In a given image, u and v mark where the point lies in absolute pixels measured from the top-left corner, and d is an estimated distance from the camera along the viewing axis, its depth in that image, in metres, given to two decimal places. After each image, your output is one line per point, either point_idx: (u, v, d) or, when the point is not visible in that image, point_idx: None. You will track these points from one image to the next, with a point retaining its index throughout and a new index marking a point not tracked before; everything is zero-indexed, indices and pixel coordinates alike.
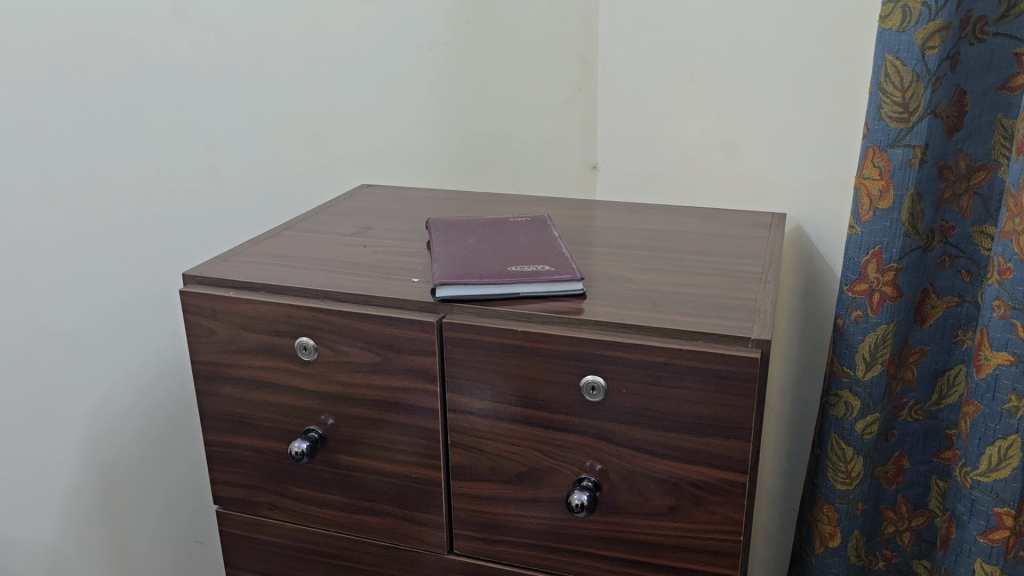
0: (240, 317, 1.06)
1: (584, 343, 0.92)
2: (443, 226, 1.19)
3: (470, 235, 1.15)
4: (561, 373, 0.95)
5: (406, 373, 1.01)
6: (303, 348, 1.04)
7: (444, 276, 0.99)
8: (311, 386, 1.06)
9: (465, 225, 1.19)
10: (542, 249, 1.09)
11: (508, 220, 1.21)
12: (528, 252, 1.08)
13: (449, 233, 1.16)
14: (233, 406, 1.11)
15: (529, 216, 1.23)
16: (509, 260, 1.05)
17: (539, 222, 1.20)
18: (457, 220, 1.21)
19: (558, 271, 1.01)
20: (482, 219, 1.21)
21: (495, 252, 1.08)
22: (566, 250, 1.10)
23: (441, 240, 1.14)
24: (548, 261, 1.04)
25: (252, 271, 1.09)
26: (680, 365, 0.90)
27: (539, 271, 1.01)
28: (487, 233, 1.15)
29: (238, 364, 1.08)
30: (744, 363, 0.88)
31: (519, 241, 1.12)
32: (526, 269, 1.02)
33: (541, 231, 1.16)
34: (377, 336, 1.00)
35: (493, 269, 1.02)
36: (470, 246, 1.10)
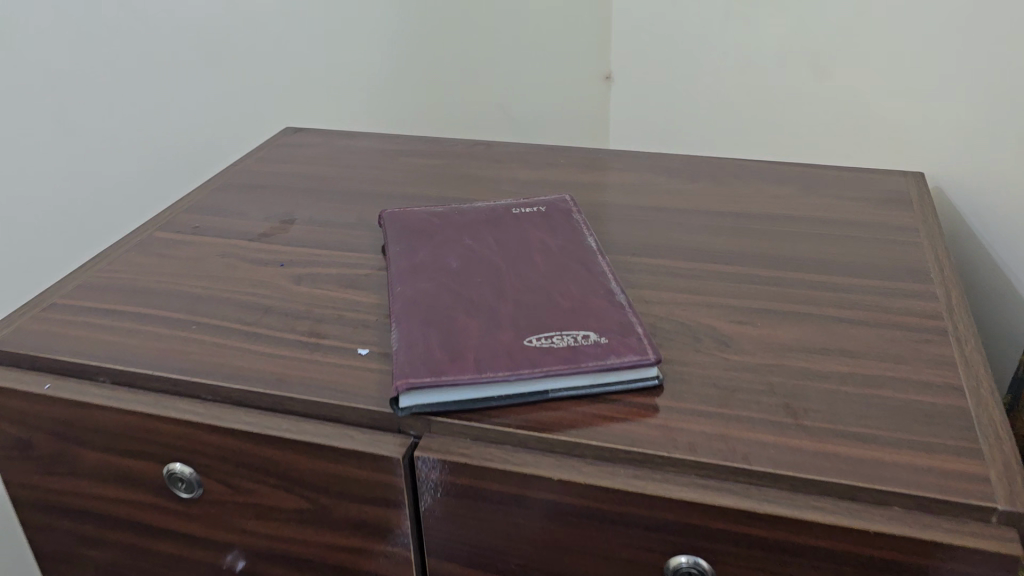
0: (67, 426, 0.62)
1: (674, 508, 0.51)
2: (405, 226, 0.74)
3: (451, 249, 0.70)
4: (628, 548, 0.54)
5: (354, 527, 0.59)
6: (177, 478, 0.61)
7: (414, 370, 0.55)
8: (200, 531, 0.64)
9: (441, 225, 0.74)
10: (578, 282, 0.65)
11: (509, 211, 0.76)
12: (555, 295, 0.63)
13: (416, 244, 0.71)
14: (82, 547, 0.69)
15: (545, 199, 0.78)
16: (526, 318, 0.61)
17: (556, 211, 0.75)
18: (428, 214, 0.76)
19: (614, 347, 0.57)
20: (468, 209, 0.76)
21: (498, 296, 0.63)
22: (618, 279, 0.66)
23: (404, 260, 0.68)
24: (593, 319, 0.60)
25: (83, 338, 0.65)
26: (854, 554, 0.49)
27: (582, 349, 0.57)
28: (480, 244, 0.70)
29: (77, 492, 0.66)
30: (986, 562, 0.47)
31: (535, 263, 0.67)
32: (558, 343, 0.58)
33: (568, 235, 0.71)
34: (303, 472, 0.58)
35: (499, 344, 0.58)
36: (455, 280, 0.65)
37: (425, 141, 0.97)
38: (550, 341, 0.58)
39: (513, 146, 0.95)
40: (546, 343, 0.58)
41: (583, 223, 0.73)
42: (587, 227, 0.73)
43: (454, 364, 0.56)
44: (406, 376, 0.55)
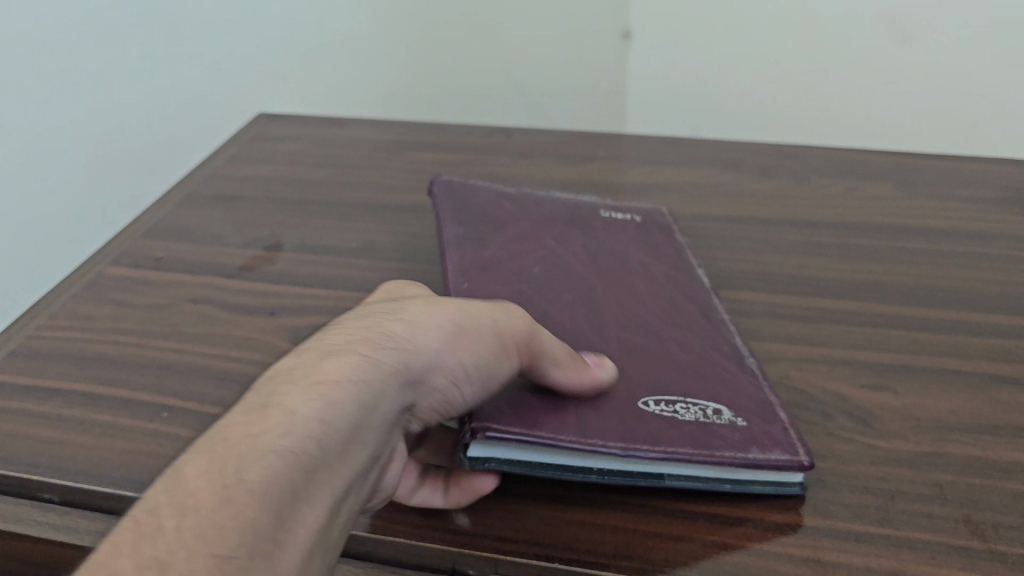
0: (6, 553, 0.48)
1: None
2: (471, 207, 0.59)
3: (532, 250, 0.55)
4: None
5: None
6: None
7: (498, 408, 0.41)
8: None
9: (515, 216, 0.59)
10: (691, 334, 0.50)
11: (595, 216, 0.62)
12: (668, 346, 0.49)
13: (485, 232, 0.56)
14: None
15: (638, 211, 0.64)
16: (636, 369, 0.46)
17: (653, 232, 0.61)
18: (498, 198, 0.61)
19: (755, 434, 0.43)
20: (546, 203, 0.62)
21: (597, 331, 0.49)
22: (736, 337, 0.51)
23: (474, 248, 0.54)
24: (721, 391, 0.46)
25: (19, 432, 0.50)
26: None
27: (716, 431, 0.43)
28: (566, 252, 0.56)
29: None
30: None
31: (638, 296, 0.53)
32: (681, 415, 0.44)
33: (667, 265, 0.57)
34: None
35: (605, 400, 0.44)
36: (540, 294, 0.51)
37: (430, 130, 0.80)
38: (672, 410, 0.44)
39: (535, 134, 0.79)
40: (666, 410, 0.44)
41: (684, 253, 0.59)
42: (688, 258, 0.59)
43: (548, 414, 0.42)
44: (487, 415, 0.40)
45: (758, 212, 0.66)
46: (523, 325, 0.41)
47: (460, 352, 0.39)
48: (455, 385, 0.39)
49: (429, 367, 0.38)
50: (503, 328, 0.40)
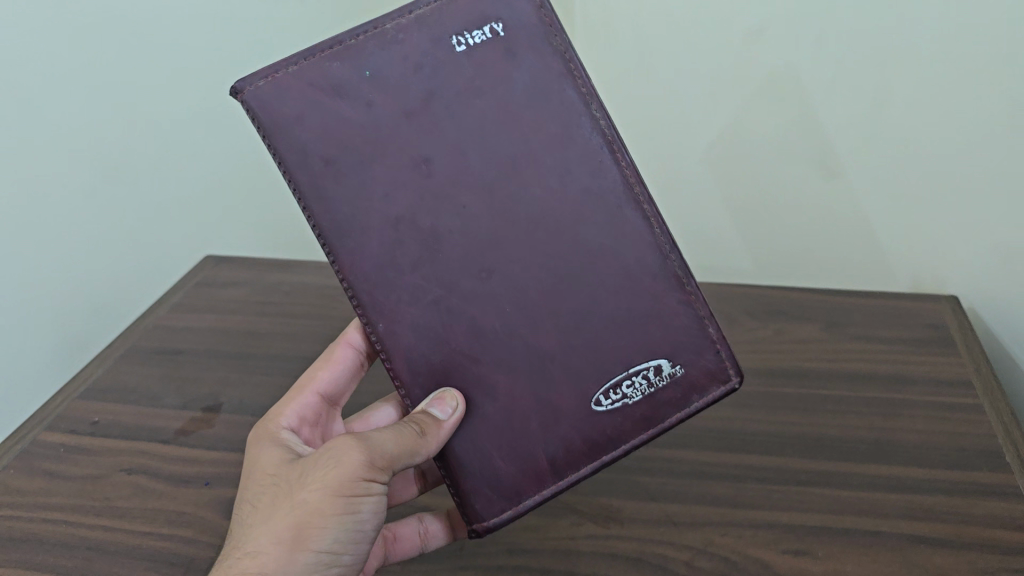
0: None
1: None
2: (308, 139, 0.49)
3: (415, 214, 0.50)
4: None
5: None
6: None
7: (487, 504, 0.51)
8: None
9: (372, 125, 0.50)
10: (616, 256, 0.51)
11: (455, 58, 0.50)
12: (600, 296, 0.51)
13: (356, 199, 0.50)
14: None
15: (484, 1, 0.50)
16: (580, 355, 0.51)
17: (524, 51, 0.50)
18: (328, 98, 0.49)
19: (693, 380, 0.52)
20: (385, 75, 0.49)
21: (528, 323, 0.51)
22: (660, 224, 0.52)
23: (361, 253, 0.50)
24: (657, 337, 0.51)
25: None
26: None
27: (658, 397, 0.52)
28: (452, 188, 0.50)
29: None
30: None
31: (553, 228, 0.51)
32: (631, 396, 0.51)
33: (569, 128, 0.51)
34: None
35: (563, 409, 0.51)
36: (459, 298, 0.51)
37: None
38: (621, 395, 0.51)
39: None
40: (617, 398, 0.51)
41: (574, 71, 0.51)
42: (582, 74, 0.51)
43: (527, 476, 0.51)
44: (483, 513, 0.50)
45: None
46: (352, 469, 0.44)
47: (311, 545, 0.43)
48: (326, 561, 0.44)
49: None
50: (337, 485, 0.44)
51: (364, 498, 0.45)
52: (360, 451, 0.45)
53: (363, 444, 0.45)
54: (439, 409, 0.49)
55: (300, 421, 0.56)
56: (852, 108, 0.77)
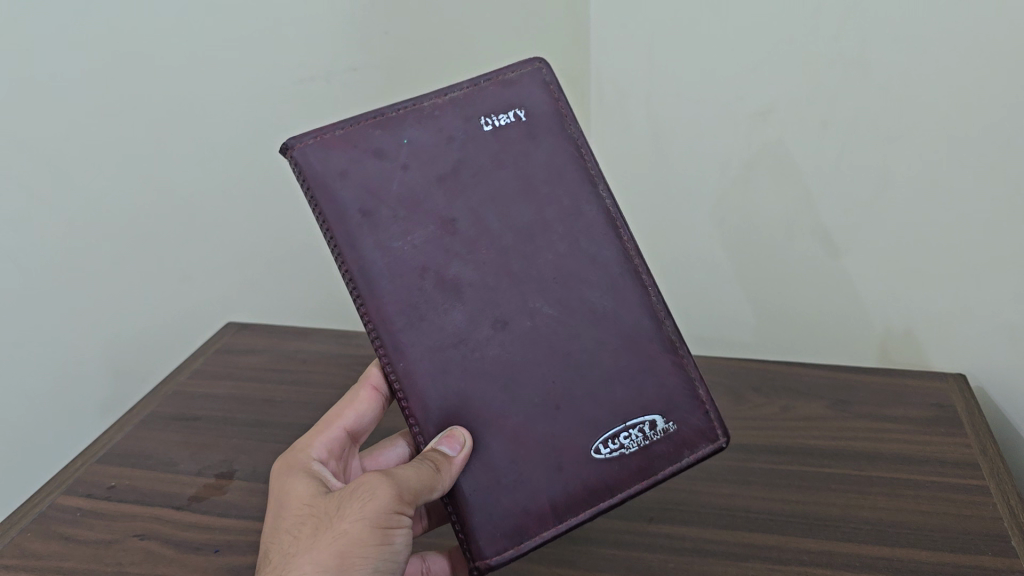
0: None
1: None
2: (351, 191, 0.55)
3: (439, 263, 0.55)
4: None
5: None
6: None
7: (491, 540, 0.51)
8: None
9: (406, 182, 0.56)
10: (619, 313, 0.56)
11: (482, 134, 0.58)
12: (601, 347, 0.55)
13: (388, 246, 0.55)
14: None
15: (510, 95, 0.60)
16: (583, 403, 0.54)
17: (542, 133, 0.59)
18: (371, 158, 0.56)
19: (684, 436, 0.55)
20: (421, 144, 0.57)
21: (535, 369, 0.54)
22: (655, 289, 0.58)
23: (388, 293, 0.54)
24: (653, 391, 0.55)
25: None
26: None
27: (653, 450, 0.54)
28: (473, 243, 0.56)
29: None
30: None
31: (562, 284, 0.56)
32: (627, 447, 0.54)
33: (578, 200, 0.58)
34: None
35: (566, 454, 0.53)
36: (475, 343, 0.54)
37: None
38: (619, 445, 0.54)
39: None
40: (615, 447, 0.54)
41: (584, 156, 0.60)
42: (589, 159, 0.60)
43: (531, 515, 0.52)
44: (487, 549, 0.51)
45: None
46: (387, 502, 0.48)
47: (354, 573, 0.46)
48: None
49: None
50: (375, 517, 0.47)
51: (395, 529, 0.48)
52: (391, 484, 0.48)
53: (393, 478, 0.49)
54: (447, 446, 0.51)
55: (327, 454, 0.58)
56: (856, 189, 0.79)
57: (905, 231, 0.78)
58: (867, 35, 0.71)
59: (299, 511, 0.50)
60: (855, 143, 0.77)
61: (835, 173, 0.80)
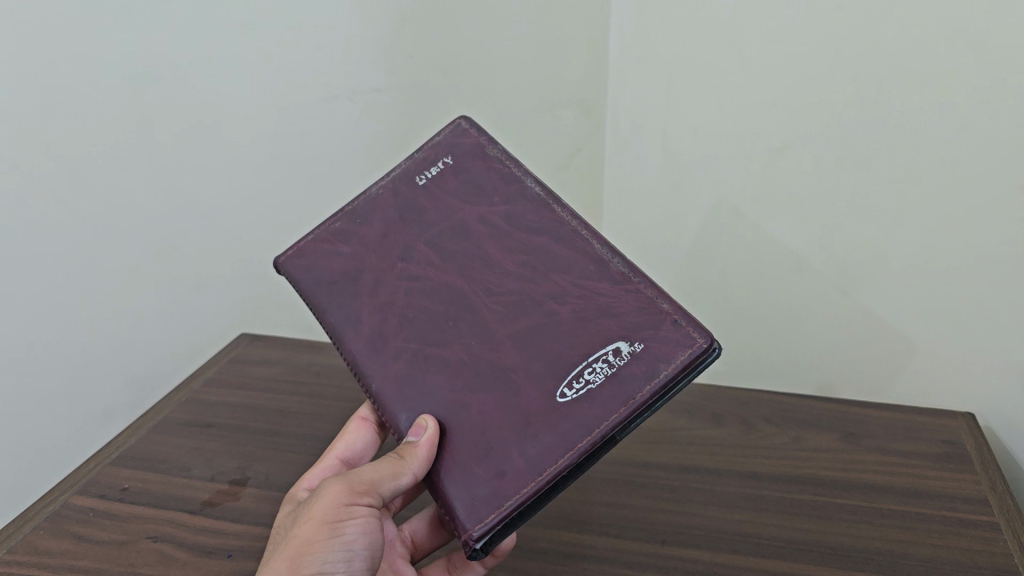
0: None
1: None
2: (320, 273, 0.63)
3: (396, 298, 0.59)
4: None
5: None
6: None
7: (472, 514, 0.48)
8: None
9: (364, 248, 0.62)
10: (562, 273, 0.56)
11: (419, 189, 0.64)
12: (552, 307, 0.54)
13: (353, 300, 0.60)
14: None
15: (436, 150, 0.66)
16: (540, 360, 0.52)
17: (469, 165, 0.64)
18: (333, 244, 0.64)
19: (656, 352, 0.51)
20: (370, 216, 0.64)
21: (489, 347, 0.54)
22: (598, 238, 0.57)
23: (358, 337, 0.58)
24: (612, 323, 0.52)
25: None
26: None
27: (623, 375, 0.50)
28: (422, 270, 0.59)
29: None
30: None
31: (503, 272, 0.57)
32: (593, 381, 0.51)
33: (508, 200, 0.61)
34: None
35: (532, 411, 0.51)
36: (433, 347, 0.56)
37: None
38: (583, 383, 0.51)
39: None
40: (581, 386, 0.51)
41: (508, 163, 0.63)
42: (515, 165, 0.63)
43: (512, 476, 0.48)
44: (467, 523, 0.47)
45: (706, 462, 0.70)
46: (333, 498, 0.48)
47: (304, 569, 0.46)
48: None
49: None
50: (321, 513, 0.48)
51: (347, 522, 0.48)
52: (341, 483, 0.49)
53: (346, 475, 0.50)
54: (410, 437, 0.51)
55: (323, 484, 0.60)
56: (872, 228, 0.80)
57: (917, 272, 0.79)
58: (884, 78, 0.73)
59: (277, 529, 0.52)
60: (873, 184, 0.78)
61: (851, 212, 0.81)
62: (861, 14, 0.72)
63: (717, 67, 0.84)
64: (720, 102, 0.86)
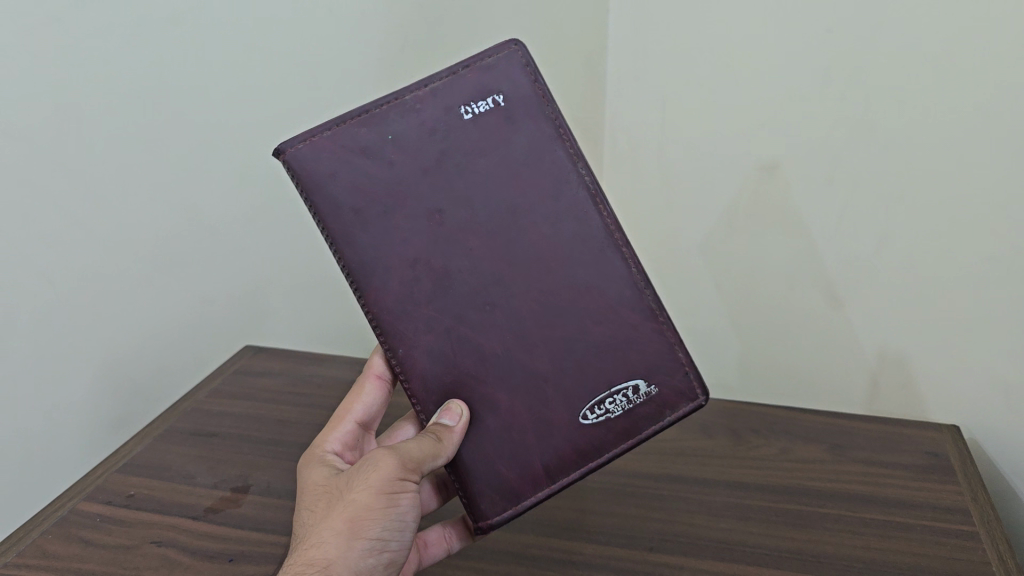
0: None
1: None
2: (344, 193, 0.58)
3: (430, 256, 0.58)
4: None
5: None
6: None
7: (492, 504, 0.58)
8: None
9: (396, 180, 0.58)
10: (601, 288, 0.59)
11: (463, 125, 0.58)
12: (587, 325, 0.59)
13: (382, 242, 0.58)
14: None
15: (488, 78, 0.59)
16: (569, 374, 0.59)
17: (522, 118, 0.59)
18: (359, 161, 0.58)
19: (664, 398, 0.60)
20: (406, 138, 0.58)
21: (524, 346, 0.59)
22: (637, 262, 0.60)
23: (385, 290, 0.58)
24: (635, 359, 0.60)
25: None
26: None
27: (637, 412, 0.59)
28: (461, 233, 0.58)
29: None
30: None
31: (546, 269, 0.59)
32: (612, 411, 0.59)
33: (558, 181, 0.59)
34: None
35: (556, 424, 0.59)
36: (467, 327, 0.59)
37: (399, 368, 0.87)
38: (604, 410, 0.59)
39: None
40: (600, 413, 0.59)
41: (564, 135, 0.59)
42: (569, 137, 0.59)
43: (525, 478, 0.59)
44: (487, 512, 0.58)
45: (694, 471, 0.72)
46: (389, 473, 0.52)
47: (365, 535, 0.51)
48: (379, 549, 0.52)
49: (350, 562, 0.50)
50: (379, 485, 0.52)
51: (401, 494, 0.53)
52: (392, 457, 0.53)
53: (398, 451, 0.53)
54: (448, 418, 0.56)
55: (342, 446, 0.63)
56: (860, 245, 0.82)
57: (906, 289, 0.81)
58: (872, 97, 0.75)
59: (316, 488, 0.56)
60: (860, 201, 0.80)
61: (840, 229, 0.83)
62: (852, 37, 0.74)
63: (715, 84, 0.87)
64: (715, 120, 0.88)
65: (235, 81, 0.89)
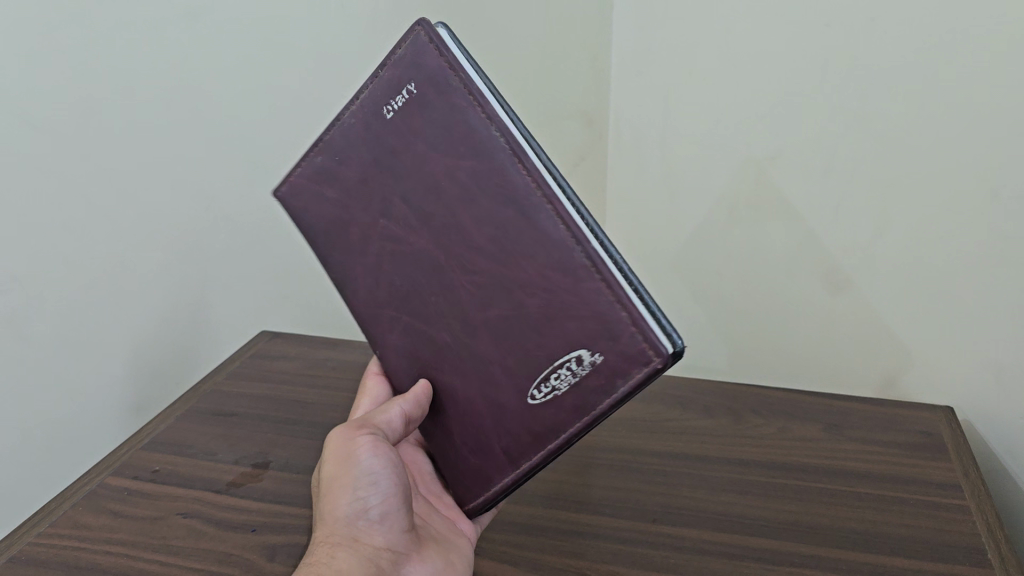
0: None
1: None
2: (320, 216, 0.66)
3: (386, 257, 0.63)
4: None
5: None
6: None
7: (471, 491, 0.60)
8: None
9: (352, 194, 0.64)
10: (527, 258, 0.54)
11: (386, 125, 0.61)
12: (519, 298, 0.55)
13: (351, 253, 0.65)
14: None
15: (401, 70, 0.60)
16: (510, 355, 0.56)
17: (432, 97, 0.58)
18: (324, 185, 0.66)
19: (612, 366, 0.51)
20: (351, 153, 0.63)
21: (466, 331, 0.58)
22: (565, 217, 0.53)
23: (362, 294, 0.65)
24: (575, 328, 0.52)
25: None
26: None
27: (585, 385, 0.52)
28: (403, 230, 0.61)
29: None
30: None
31: (475, 248, 0.57)
32: (560, 387, 0.53)
33: (468, 150, 0.56)
34: None
35: (508, 407, 0.56)
36: (422, 322, 0.61)
37: None
38: (550, 388, 0.54)
39: None
40: (547, 390, 0.54)
41: (470, 100, 0.56)
42: (477, 100, 0.56)
43: (489, 462, 0.58)
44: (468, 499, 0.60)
45: (696, 449, 0.74)
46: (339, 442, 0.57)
47: (345, 501, 0.56)
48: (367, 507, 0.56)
49: (342, 531, 0.55)
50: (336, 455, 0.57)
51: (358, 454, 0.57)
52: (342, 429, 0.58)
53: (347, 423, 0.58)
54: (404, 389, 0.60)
55: None
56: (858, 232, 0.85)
57: (901, 275, 0.83)
58: (869, 89, 0.78)
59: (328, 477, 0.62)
60: (856, 190, 0.83)
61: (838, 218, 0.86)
62: (850, 30, 0.76)
63: (716, 76, 0.89)
64: (717, 112, 0.91)
65: (249, 74, 0.91)
